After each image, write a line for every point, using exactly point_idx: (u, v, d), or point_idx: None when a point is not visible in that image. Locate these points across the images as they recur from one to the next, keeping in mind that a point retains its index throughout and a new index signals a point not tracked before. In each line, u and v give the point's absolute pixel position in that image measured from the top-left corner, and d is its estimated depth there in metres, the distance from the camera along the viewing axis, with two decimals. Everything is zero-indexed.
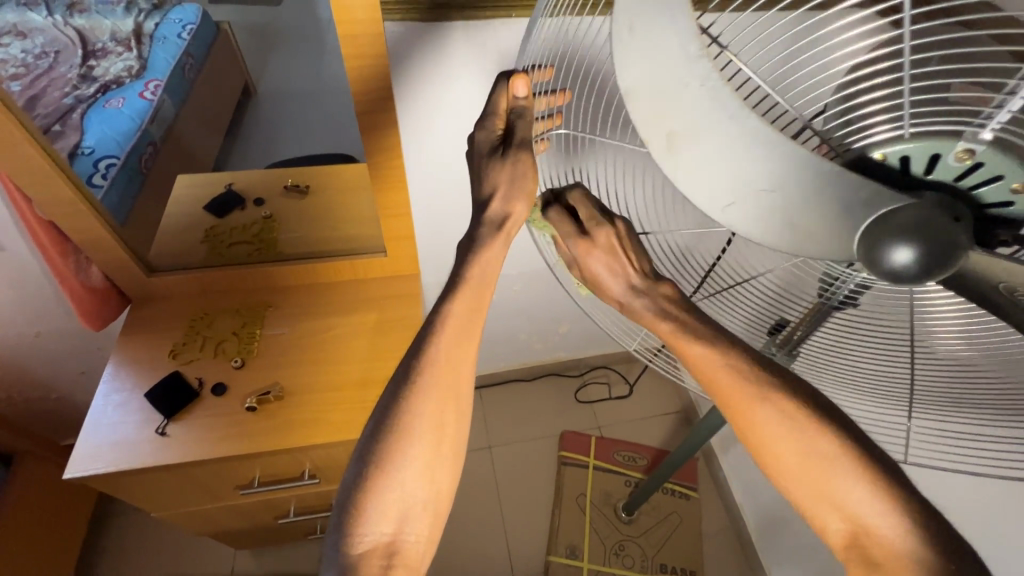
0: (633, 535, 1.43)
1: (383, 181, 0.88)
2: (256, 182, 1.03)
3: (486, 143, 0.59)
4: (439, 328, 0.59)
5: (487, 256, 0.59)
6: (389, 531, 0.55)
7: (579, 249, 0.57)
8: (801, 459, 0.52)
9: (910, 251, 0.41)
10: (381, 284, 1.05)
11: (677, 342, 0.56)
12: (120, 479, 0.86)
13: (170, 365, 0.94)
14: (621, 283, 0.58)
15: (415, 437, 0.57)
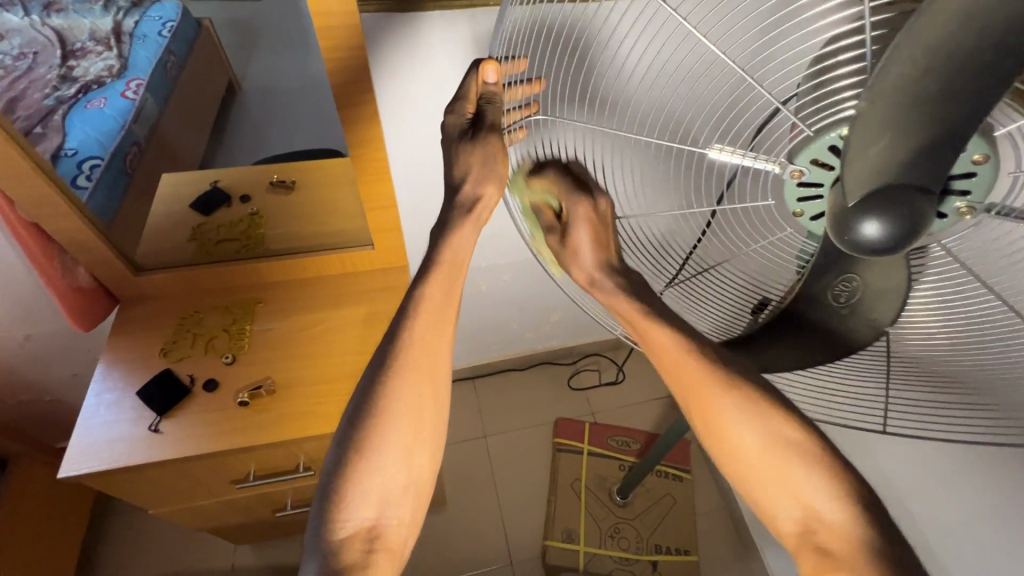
0: (627, 517, 1.45)
1: (367, 173, 0.89)
2: (242, 179, 1.03)
3: (456, 126, 0.61)
4: (413, 317, 0.61)
5: (460, 240, 0.62)
6: (372, 515, 0.56)
7: (578, 211, 0.59)
8: (763, 458, 0.56)
9: (881, 231, 0.41)
10: (370, 277, 1.06)
11: (645, 325, 0.60)
12: (114, 476, 0.86)
13: (162, 363, 0.95)
14: (597, 253, 0.61)
15: (395, 423, 0.58)
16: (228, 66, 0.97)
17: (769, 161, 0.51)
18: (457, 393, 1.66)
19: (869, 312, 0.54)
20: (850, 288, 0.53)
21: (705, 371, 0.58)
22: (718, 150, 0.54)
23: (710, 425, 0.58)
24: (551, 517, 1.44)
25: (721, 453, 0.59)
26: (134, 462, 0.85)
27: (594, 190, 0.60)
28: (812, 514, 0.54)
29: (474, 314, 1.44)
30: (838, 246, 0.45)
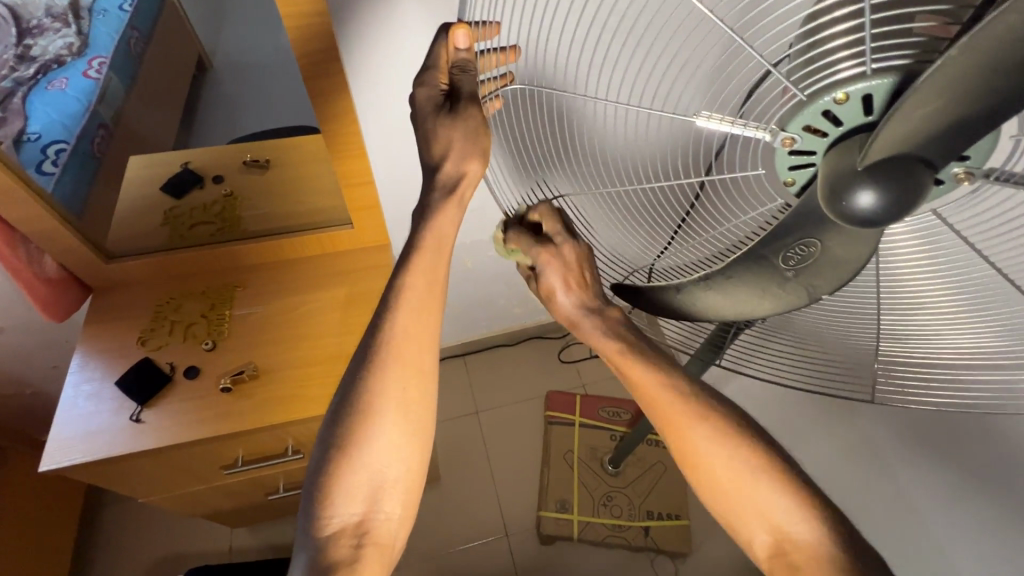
0: (620, 486, 1.47)
1: (342, 149, 0.86)
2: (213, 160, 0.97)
3: (429, 100, 0.58)
4: (394, 301, 0.60)
5: (441, 220, 0.60)
6: (359, 512, 0.56)
7: (541, 258, 0.60)
8: (730, 476, 0.58)
9: (875, 204, 0.42)
10: (351, 258, 1.03)
11: (623, 361, 0.63)
12: (100, 467, 0.85)
13: (141, 350, 0.93)
14: (571, 296, 0.62)
15: (379, 410, 0.58)
16: (196, 39, 0.86)
17: (759, 128, 0.47)
18: (448, 370, 1.66)
19: (812, 280, 0.53)
20: (804, 254, 0.52)
21: (682, 402, 0.61)
22: (707, 117, 0.49)
23: (682, 447, 0.61)
24: (545, 489, 1.46)
25: (693, 473, 0.61)
26: (117, 452, 0.83)
27: (559, 233, 0.61)
28: (780, 534, 0.56)
29: (462, 292, 1.42)
30: (829, 206, 0.45)
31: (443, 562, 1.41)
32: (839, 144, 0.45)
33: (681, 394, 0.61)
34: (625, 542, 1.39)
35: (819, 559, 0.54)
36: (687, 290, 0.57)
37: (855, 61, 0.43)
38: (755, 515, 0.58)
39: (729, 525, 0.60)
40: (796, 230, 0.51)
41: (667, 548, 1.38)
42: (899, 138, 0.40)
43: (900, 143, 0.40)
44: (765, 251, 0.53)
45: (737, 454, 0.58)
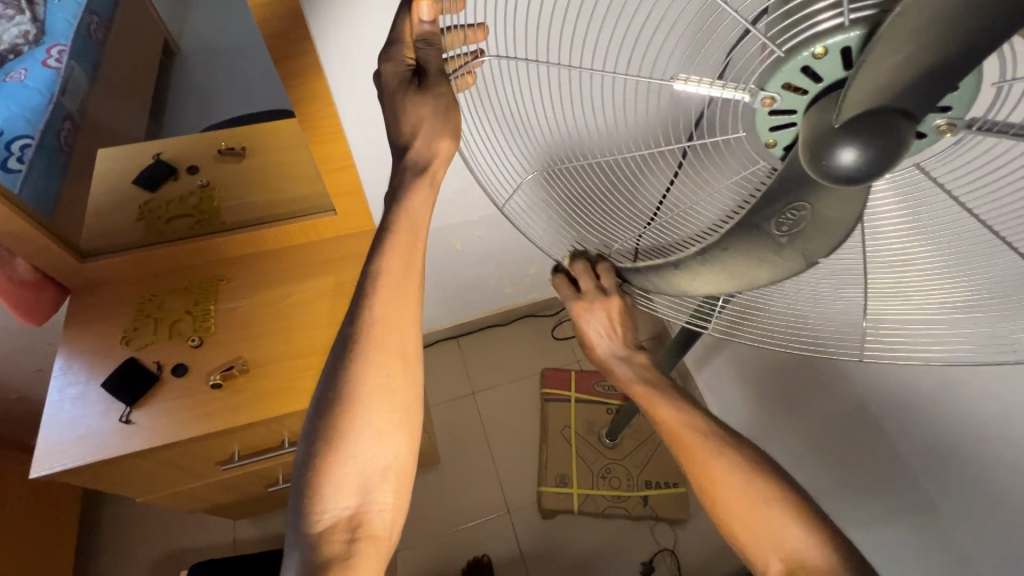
0: (617, 458, 1.49)
1: (317, 132, 0.83)
2: (185, 149, 0.94)
3: (394, 76, 0.56)
4: (371, 288, 0.59)
5: (414, 203, 0.59)
6: (351, 505, 0.55)
7: (578, 308, 0.73)
8: (747, 504, 0.60)
9: (856, 160, 0.40)
10: (335, 245, 1.01)
11: (648, 400, 0.72)
12: (92, 470, 0.84)
13: (124, 351, 0.90)
14: (609, 343, 0.77)
15: (365, 402, 0.57)
16: (158, 20, 0.84)
17: (738, 89, 0.46)
18: (442, 353, 1.65)
19: (806, 244, 0.52)
20: (796, 219, 0.51)
21: (698, 433, 0.66)
22: (683, 81, 0.48)
23: (701, 472, 0.63)
24: (544, 465, 1.48)
25: (712, 501, 0.63)
26: (109, 455, 0.82)
27: (594, 292, 0.71)
28: (792, 556, 0.57)
29: (450, 274, 1.40)
30: (813, 168, 0.43)
31: (449, 542, 1.43)
32: (818, 101, 0.43)
33: (705, 432, 0.66)
34: (625, 512, 1.42)
35: (825, 563, 0.55)
36: (687, 266, 0.59)
37: (835, 11, 0.40)
38: (767, 539, 0.58)
39: (742, 550, 0.60)
40: (783, 194, 0.49)
41: (666, 516, 1.41)
42: (845, 97, 0.39)
43: (849, 100, 0.39)
44: (751, 218, 0.52)
45: (748, 482, 0.61)
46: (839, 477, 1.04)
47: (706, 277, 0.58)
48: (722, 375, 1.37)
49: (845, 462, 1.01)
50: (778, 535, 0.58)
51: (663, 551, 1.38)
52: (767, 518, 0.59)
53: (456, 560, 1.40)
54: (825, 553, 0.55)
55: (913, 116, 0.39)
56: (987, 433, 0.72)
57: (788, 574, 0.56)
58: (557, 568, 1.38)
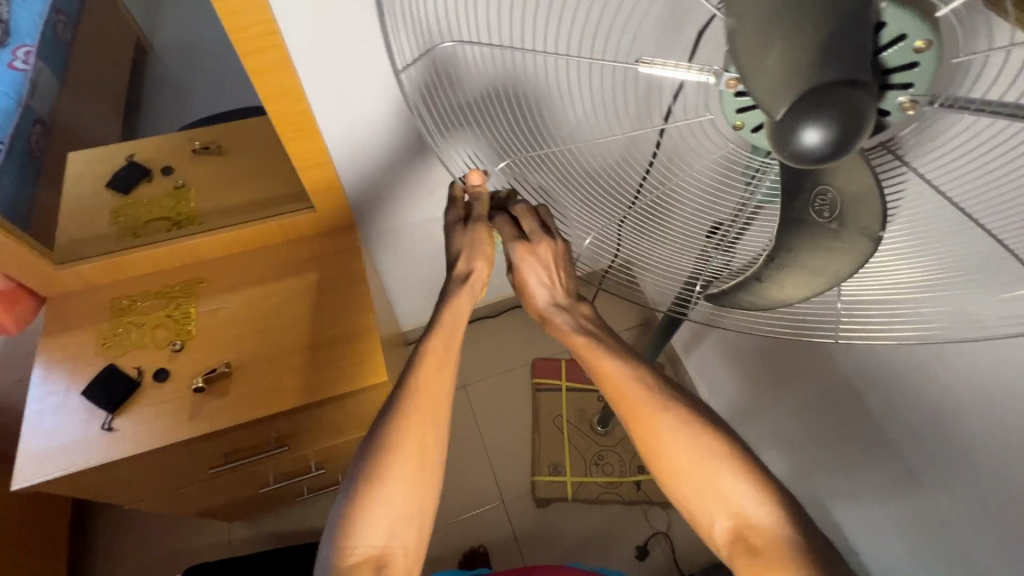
0: (610, 445, 1.50)
1: (289, 128, 0.81)
2: (162, 152, 0.99)
3: (453, 217, 0.72)
4: (421, 361, 0.67)
5: (457, 303, 0.71)
6: (379, 544, 0.59)
7: (520, 253, 0.65)
8: (689, 457, 0.60)
9: (823, 140, 0.35)
10: (316, 243, 1.00)
11: (590, 352, 0.68)
12: (79, 479, 0.83)
13: (103, 357, 0.89)
14: (547, 292, 0.71)
15: (398, 455, 0.61)
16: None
17: (703, 70, 0.44)
18: None
19: (859, 223, 0.46)
20: (833, 200, 0.46)
21: (644, 394, 0.64)
22: (650, 64, 0.46)
23: (645, 435, 0.63)
24: (537, 454, 1.48)
25: (658, 465, 0.63)
26: (93, 464, 0.81)
27: (537, 232, 0.65)
28: (742, 520, 0.58)
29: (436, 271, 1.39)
30: (779, 145, 0.38)
31: (445, 534, 1.44)
32: None
33: (650, 390, 0.64)
34: (619, 497, 1.43)
35: (774, 533, 0.56)
36: (769, 277, 0.54)
37: None
38: (715, 501, 0.59)
39: (688, 511, 0.62)
40: (799, 184, 0.46)
41: (659, 499, 1.42)
42: (765, 103, 0.37)
43: (768, 98, 0.36)
44: (785, 219, 0.49)
45: (696, 446, 0.60)
46: (826, 455, 1.06)
47: (791, 280, 0.53)
48: (709, 358, 1.38)
49: (832, 441, 1.02)
50: (727, 498, 0.58)
51: (658, 534, 1.40)
52: (724, 489, 0.58)
53: (453, 551, 1.41)
54: (779, 521, 0.57)
55: (851, 78, 0.34)
56: (966, 406, 0.73)
57: (736, 536, 0.58)
58: (554, 555, 1.39)
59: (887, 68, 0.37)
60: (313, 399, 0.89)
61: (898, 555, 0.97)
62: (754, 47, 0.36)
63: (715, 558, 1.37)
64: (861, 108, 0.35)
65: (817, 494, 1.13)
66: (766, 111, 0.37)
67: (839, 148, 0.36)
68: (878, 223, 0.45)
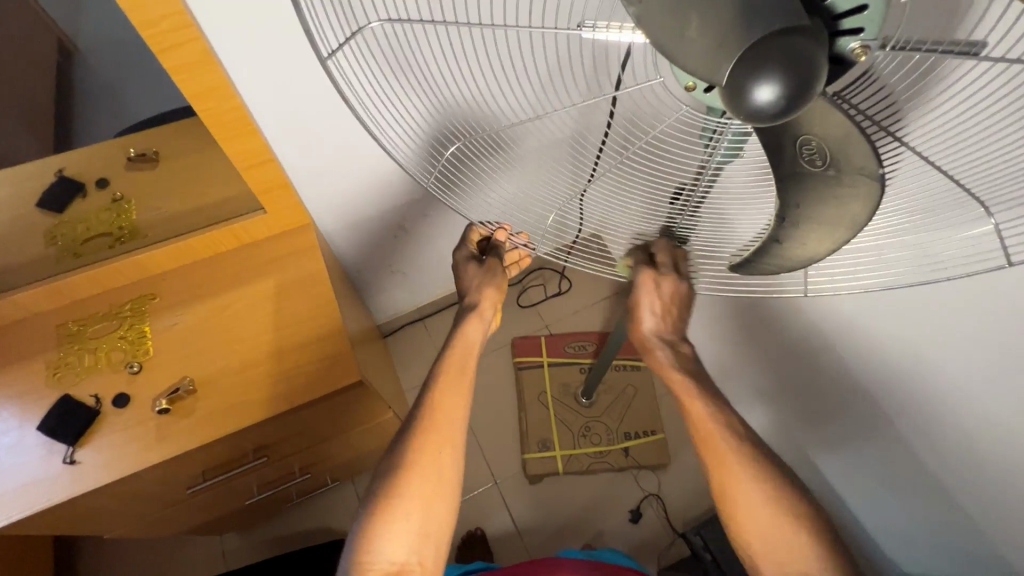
0: (596, 415, 1.51)
1: (223, 129, 0.76)
2: (94, 163, 0.86)
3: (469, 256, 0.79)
4: (436, 381, 0.67)
5: (469, 327, 0.73)
6: (398, 559, 0.56)
7: (645, 278, 0.66)
8: (768, 521, 0.58)
9: (777, 96, 0.33)
10: (271, 245, 0.96)
11: (687, 396, 0.67)
12: (45, 517, 0.80)
13: (55, 390, 0.84)
14: (656, 322, 0.71)
15: (415, 473, 0.60)
16: (52, 24, 0.70)
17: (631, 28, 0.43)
18: (409, 337, 1.59)
19: (856, 163, 0.38)
20: (820, 147, 0.39)
21: (733, 441, 0.62)
22: (592, 29, 0.43)
23: (721, 484, 0.61)
24: (525, 433, 1.49)
25: (733, 521, 0.60)
26: (59, 500, 0.77)
27: (667, 264, 0.65)
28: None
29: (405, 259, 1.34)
30: (736, 109, 0.34)
31: None
32: None
33: (734, 438, 0.62)
34: (609, 465, 1.45)
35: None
36: (789, 238, 0.45)
37: None
38: (784, 558, 0.56)
39: (751, 562, 0.59)
40: (777, 135, 0.40)
41: (648, 463, 1.44)
42: (704, 75, 0.34)
43: (705, 69, 0.34)
44: (776, 176, 0.42)
45: (776, 505, 0.58)
46: (802, 403, 1.08)
47: (819, 235, 0.43)
48: (686, 320, 1.39)
49: (807, 389, 1.04)
50: (796, 560, 0.56)
51: (650, 496, 1.43)
52: (795, 546, 0.56)
53: (450, 537, 1.41)
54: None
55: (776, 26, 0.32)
56: (931, 343, 0.74)
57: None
58: (550, 529, 1.41)
59: (832, 12, 0.35)
60: (285, 407, 0.86)
61: (876, 490, 1.00)
62: (666, 31, 0.34)
63: (706, 512, 1.41)
64: (799, 48, 0.32)
65: (798, 441, 1.16)
66: (711, 83, 0.34)
67: (798, 92, 0.33)
68: (877, 159, 0.37)
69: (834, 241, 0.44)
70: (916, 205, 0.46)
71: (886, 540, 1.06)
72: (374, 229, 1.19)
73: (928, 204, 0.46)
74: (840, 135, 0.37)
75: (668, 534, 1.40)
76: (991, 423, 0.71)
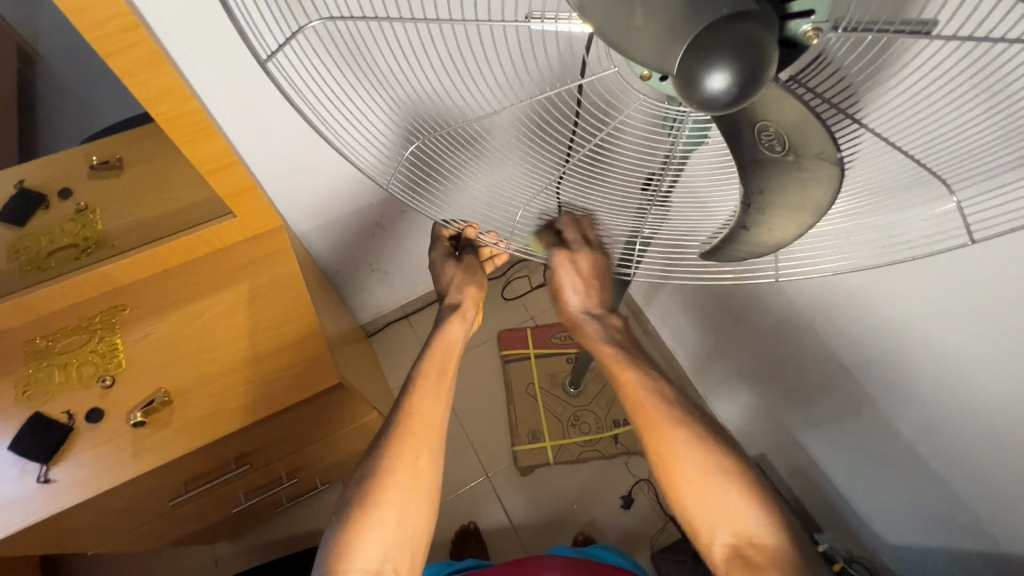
0: (584, 405, 1.52)
1: (182, 133, 0.74)
2: (53, 174, 0.82)
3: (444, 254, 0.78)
4: (412, 384, 0.66)
5: (449, 329, 0.71)
6: (373, 565, 0.55)
7: (558, 258, 0.69)
8: (702, 482, 0.57)
9: (728, 83, 0.32)
10: (243, 249, 0.94)
11: (617, 367, 0.68)
12: (23, 537, 0.78)
13: (26, 408, 0.82)
14: (579, 298, 0.73)
15: (391, 479, 0.59)
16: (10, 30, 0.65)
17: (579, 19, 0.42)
18: (394, 335, 1.57)
19: (814, 148, 0.38)
20: (778, 133, 0.38)
21: (666, 409, 0.62)
22: (543, 20, 0.43)
23: (656, 446, 0.61)
24: (515, 425, 1.49)
25: (668, 483, 0.60)
26: (34, 520, 0.76)
27: (575, 241, 0.69)
28: (742, 536, 0.55)
29: (385, 258, 1.32)
30: (690, 96, 0.33)
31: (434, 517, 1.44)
32: None
33: (664, 404, 0.63)
34: (599, 453, 1.46)
35: (773, 552, 0.54)
36: (756, 224, 0.45)
37: None
38: (718, 518, 0.56)
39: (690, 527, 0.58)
40: (735, 123, 0.40)
41: (637, 449, 1.45)
42: (654, 66, 0.34)
43: (655, 60, 0.33)
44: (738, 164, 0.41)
45: (705, 465, 0.58)
46: (785, 384, 1.09)
47: (784, 220, 0.43)
48: (669, 306, 1.39)
49: (788, 369, 1.05)
50: (731, 516, 0.56)
51: (640, 481, 1.44)
52: (728, 504, 0.56)
53: (444, 532, 1.41)
54: (778, 538, 0.54)
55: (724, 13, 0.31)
56: (904, 320, 0.75)
57: (736, 557, 0.55)
58: (543, 519, 1.42)
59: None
60: (265, 414, 0.85)
61: (859, 465, 1.02)
62: (614, 22, 0.33)
63: None
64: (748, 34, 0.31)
65: (782, 421, 1.17)
66: (663, 73, 0.34)
67: (749, 76, 0.32)
68: (835, 143, 0.37)
69: (800, 225, 0.43)
70: (881, 187, 0.46)
71: (871, 514, 1.07)
72: (350, 228, 1.17)
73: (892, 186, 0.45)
74: (796, 119, 0.37)
75: (660, 518, 1.41)
76: (967, 392, 0.73)
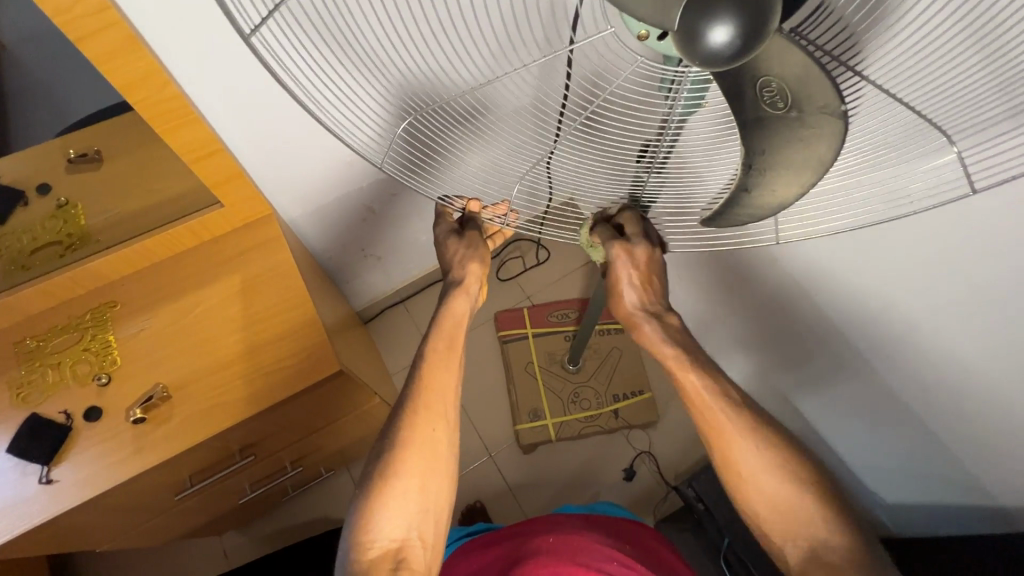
0: (583, 381, 1.53)
1: (165, 119, 0.72)
2: (32, 169, 0.79)
3: (446, 229, 0.75)
4: (424, 362, 0.65)
5: (456, 304, 0.70)
6: (397, 536, 0.56)
7: (617, 251, 0.62)
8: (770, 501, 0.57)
9: (733, 35, 0.31)
10: (234, 239, 0.92)
11: (682, 370, 0.63)
12: (31, 537, 0.77)
13: (22, 410, 0.80)
14: (635, 296, 0.67)
15: (410, 452, 0.59)
16: None
17: None
18: (391, 321, 1.56)
19: (816, 102, 0.38)
20: (781, 88, 0.38)
21: (736, 415, 0.60)
22: None
23: (724, 450, 0.59)
24: (515, 404, 1.49)
25: (736, 484, 0.59)
26: (39, 520, 0.75)
27: (637, 233, 0.63)
28: (751, 499, 0.57)
29: (377, 243, 1.30)
30: (699, 52, 0.32)
31: None
32: None
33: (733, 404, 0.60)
34: (600, 428, 1.47)
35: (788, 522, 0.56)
36: (758, 184, 0.44)
37: None
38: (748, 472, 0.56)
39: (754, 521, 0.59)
40: (737, 80, 0.39)
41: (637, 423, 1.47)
42: (654, 22, 0.33)
43: (655, 13, 0.33)
44: (739, 124, 0.41)
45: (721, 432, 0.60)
46: (780, 350, 1.10)
47: (785, 178, 0.42)
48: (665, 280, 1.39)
49: (783, 336, 1.06)
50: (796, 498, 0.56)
51: (642, 454, 1.46)
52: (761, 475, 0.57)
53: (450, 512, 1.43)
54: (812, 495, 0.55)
55: None
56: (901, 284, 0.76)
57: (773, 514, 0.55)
58: (548, 494, 1.44)
59: None
60: (266, 404, 0.84)
61: (856, 427, 1.04)
62: None
63: (696, 464, 1.45)
64: None
65: (779, 388, 1.18)
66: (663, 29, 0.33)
67: (756, 29, 0.31)
68: (839, 95, 0.37)
69: (802, 184, 0.43)
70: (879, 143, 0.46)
71: (869, 473, 1.09)
72: (340, 214, 1.15)
73: (887, 144, 0.46)
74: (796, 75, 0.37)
75: (662, 488, 1.43)
76: (957, 352, 0.74)
